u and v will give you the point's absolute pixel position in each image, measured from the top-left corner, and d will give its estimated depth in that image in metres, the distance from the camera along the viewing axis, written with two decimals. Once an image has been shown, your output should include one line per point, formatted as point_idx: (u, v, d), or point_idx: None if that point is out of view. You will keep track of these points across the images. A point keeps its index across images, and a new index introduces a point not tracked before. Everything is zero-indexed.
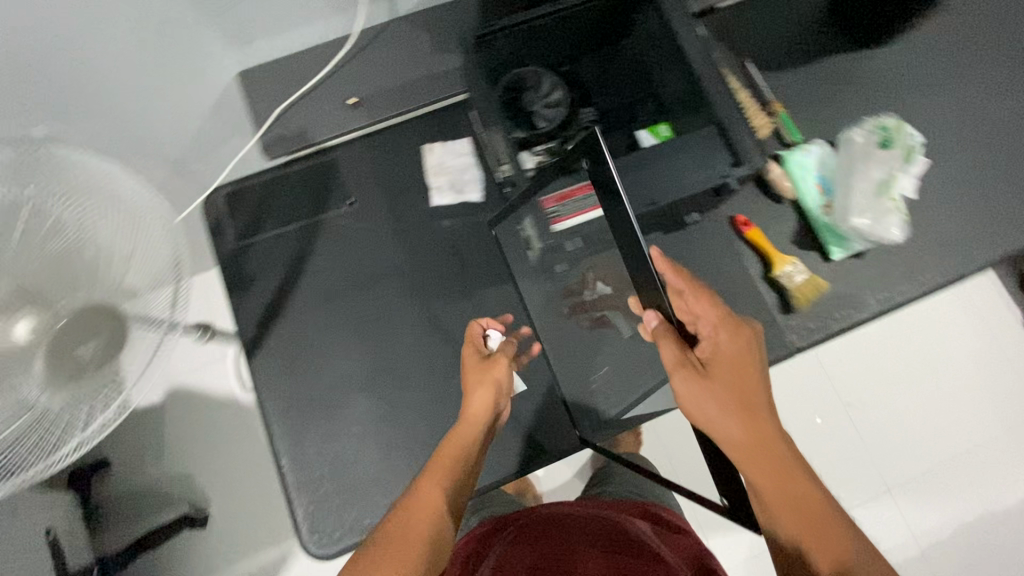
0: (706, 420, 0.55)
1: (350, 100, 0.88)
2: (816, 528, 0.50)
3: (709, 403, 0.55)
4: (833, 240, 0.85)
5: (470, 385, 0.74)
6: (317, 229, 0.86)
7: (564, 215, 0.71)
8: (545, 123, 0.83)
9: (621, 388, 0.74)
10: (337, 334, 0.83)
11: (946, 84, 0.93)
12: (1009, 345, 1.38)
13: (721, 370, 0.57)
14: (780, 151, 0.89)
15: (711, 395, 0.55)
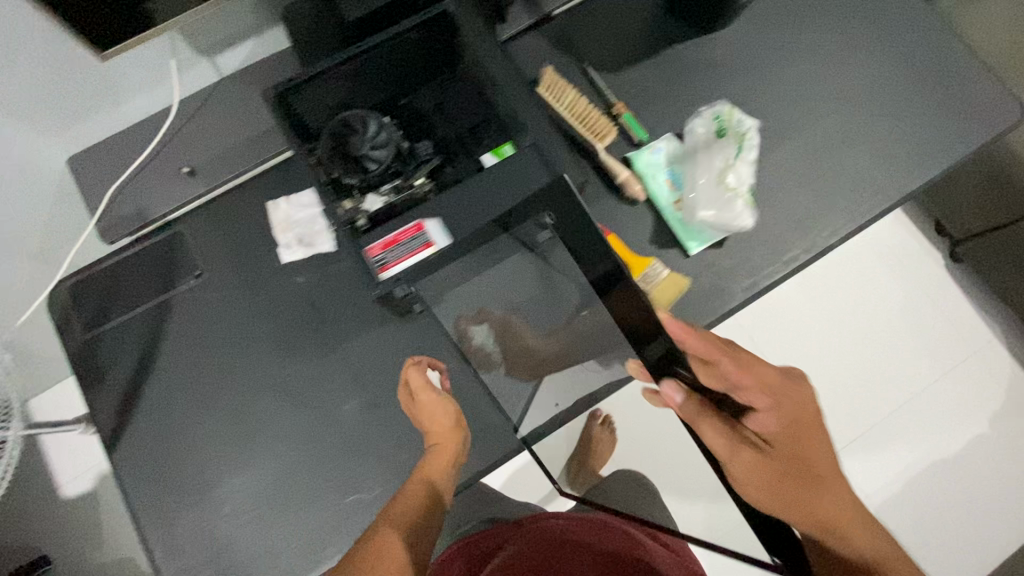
0: (787, 504, 0.61)
1: (182, 169, 0.86)
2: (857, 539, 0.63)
3: (774, 481, 0.62)
4: (687, 234, 0.84)
5: (436, 436, 0.76)
6: (168, 309, 0.84)
7: (390, 261, 0.69)
8: (376, 163, 0.80)
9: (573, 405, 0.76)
10: (199, 413, 0.81)
11: (776, 67, 0.95)
12: (884, 293, 1.56)
13: (781, 437, 0.64)
14: (629, 153, 0.89)
15: (775, 475, 0.62)
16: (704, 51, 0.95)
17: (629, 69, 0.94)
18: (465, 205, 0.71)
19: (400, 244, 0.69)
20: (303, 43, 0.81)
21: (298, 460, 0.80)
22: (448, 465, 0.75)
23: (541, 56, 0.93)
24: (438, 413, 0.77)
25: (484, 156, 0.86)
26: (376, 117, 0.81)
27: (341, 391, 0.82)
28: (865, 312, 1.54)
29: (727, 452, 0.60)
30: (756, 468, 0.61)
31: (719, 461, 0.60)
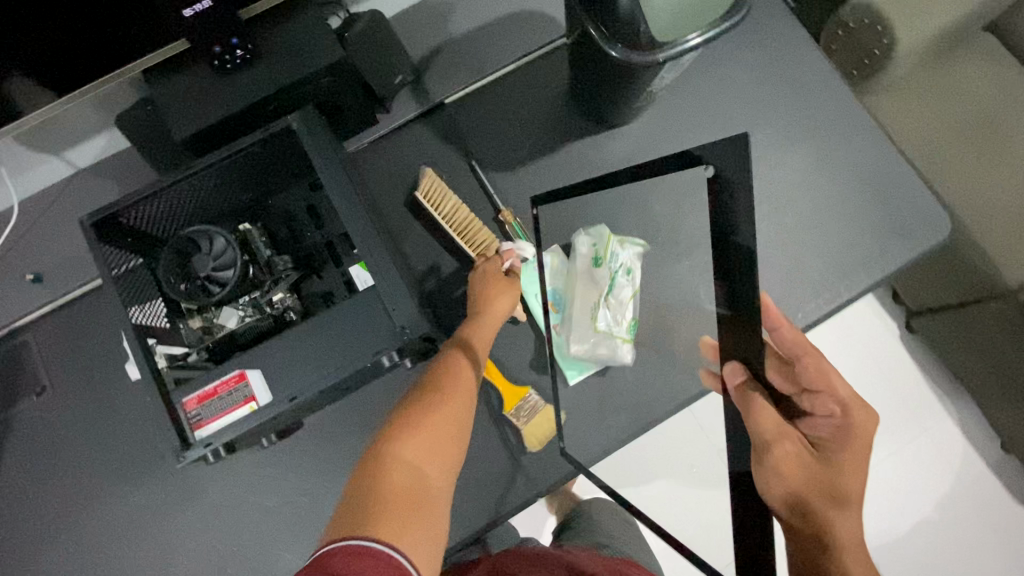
0: (797, 484, 0.50)
1: (27, 276, 0.80)
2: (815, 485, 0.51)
3: (803, 471, 0.51)
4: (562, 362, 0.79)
5: (488, 313, 0.74)
6: (7, 426, 0.79)
7: (204, 419, 0.64)
8: (220, 288, 0.73)
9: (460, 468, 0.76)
10: (35, 542, 0.77)
11: None
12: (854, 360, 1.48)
13: (837, 451, 0.58)
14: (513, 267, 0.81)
15: (812, 472, 0.52)
16: (605, 148, 0.86)
17: (521, 167, 0.86)
18: (292, 358, 0.65)
19: (217, 397, 0.64)
20: (146, 152, 0.75)
21: None
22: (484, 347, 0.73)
23: (425, 152, 0.86)
24: (499, 286, 0.76)
25: (352, 268, 0.75)
26: (224, 233, 0.74)
27: (182, 527, 0.76)
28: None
29: (774, 434, 0.52)
30: (785, 442, 0.52)
31: (767, 445, 0.52)
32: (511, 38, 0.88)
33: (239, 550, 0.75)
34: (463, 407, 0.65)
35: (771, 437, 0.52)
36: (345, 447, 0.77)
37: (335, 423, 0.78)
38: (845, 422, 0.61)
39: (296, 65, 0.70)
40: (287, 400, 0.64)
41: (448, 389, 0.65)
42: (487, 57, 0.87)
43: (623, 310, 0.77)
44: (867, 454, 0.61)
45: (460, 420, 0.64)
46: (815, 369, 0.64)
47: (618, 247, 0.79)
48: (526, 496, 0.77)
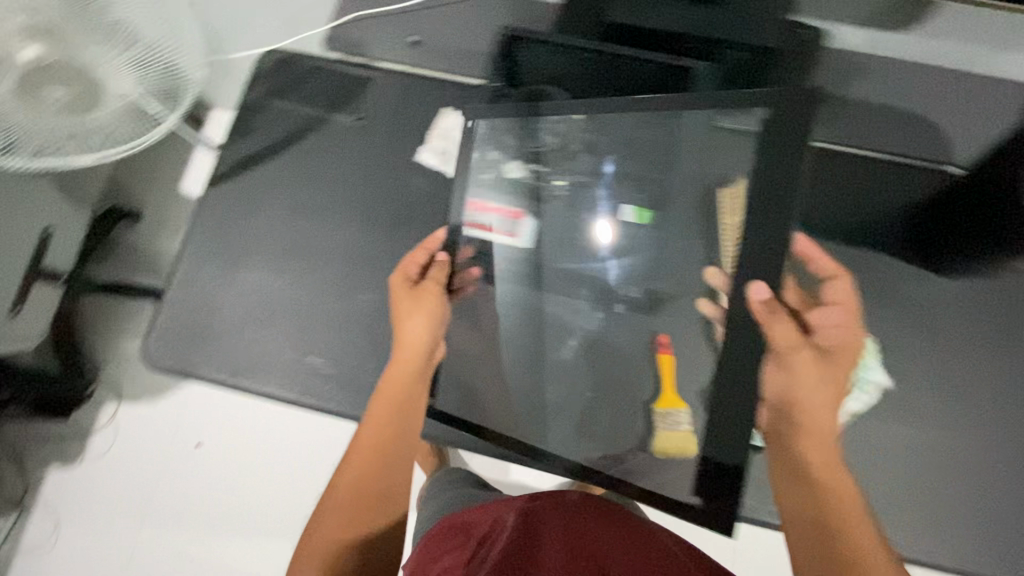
0: (801, 449, 0.60)
1: (412, 39, 0.96)
2: (818, 442, 0.60)
3: (824, 411, 0.61)
4: None
5: (402, 327, 0.74)
6: (320, 125, 0.95)
7: None
8: (544, 135, 0.85)
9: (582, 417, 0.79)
10: (277, 210, 0.92)
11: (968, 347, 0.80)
12: None
13: (841, 359, 0.65)
14: None
15: (818, 379, 0.62)
16: (915, 284, 0.82)
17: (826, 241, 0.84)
18: None
19: None
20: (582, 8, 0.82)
21: (300, 303, 0.88)
22: (417, 368, 0.73)
23: None
24: (419, 301, 0.75)
25: (623, 207, 0.83)
26: (563, 107, 0.83)
27: (367, 283, 0.87)
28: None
29: (797, 343, 0.62)
30: (779, 371, 0.62)
31: (787, 353, 0.62)
32: (913, 136, 0.86)
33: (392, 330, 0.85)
34: (389, 424, 0.67)
35: (786, 347, 0.62)
36: (517, 326, 0.84)
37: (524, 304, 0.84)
38: (850, 323, 0.70)
39: (739, 31, 0.77)
40: None
41: (376, 404, 0.70)
42: (879, 138, 0.87)
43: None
44: (854, 368, 0.67)
45: (389, 423, 0.68)
46: (839, 291, 0.72)
47: (869, 368, 0.79)
48: None
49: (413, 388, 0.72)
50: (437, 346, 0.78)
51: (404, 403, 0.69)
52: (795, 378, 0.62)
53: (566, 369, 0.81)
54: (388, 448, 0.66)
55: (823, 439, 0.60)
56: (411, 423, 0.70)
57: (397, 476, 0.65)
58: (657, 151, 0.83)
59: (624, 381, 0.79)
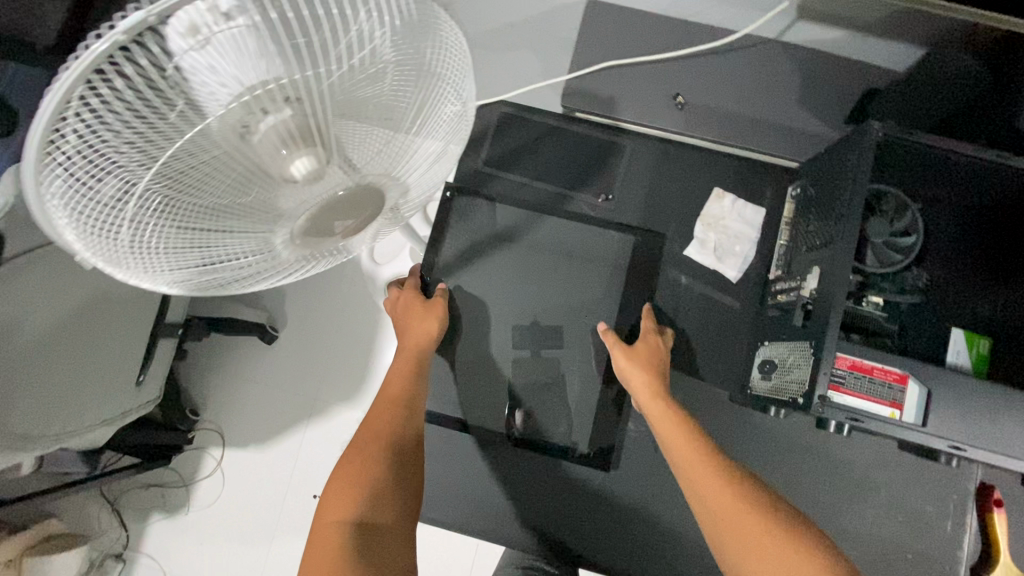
0: (650, 412, 0.66)
1: (677, 98, 0.77)
2: (693, 456, 0.59)
3: (652, 407, 0.66)
4: None
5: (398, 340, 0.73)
6: (562, 204, 0.78)
7: (846, 387, 0.57)
8: (872, 262, 0.67)
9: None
10: (511, 311, 0.77)
11: None
12: None
13: (643, 355, 0.70)
14: None
15: (643, 372, 0.68)
16: None
17: None
18: (954, 406, 0.57)
19: (869, 378, 0.57)
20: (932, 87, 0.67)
21: (553, 428, 0.76)
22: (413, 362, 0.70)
23: None
24: (412, 311, 0.74)
25: (958, 333, 0.69)
26: (914, 217, 0.67)
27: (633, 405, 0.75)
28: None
29: (631, 368, 0.69)
30: (635, 376, 0.68)
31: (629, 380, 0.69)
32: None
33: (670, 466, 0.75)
34: (380, 406, 0.66)
35: (633, 373, 0.69)
36: (817, 470, 0.74)
37: (823, 443, 0.74)
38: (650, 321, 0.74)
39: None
40: (939, 441, 0.57)
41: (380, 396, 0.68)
42: None
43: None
44: (666, 367, 0.71)
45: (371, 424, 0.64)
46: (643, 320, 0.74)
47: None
48: None
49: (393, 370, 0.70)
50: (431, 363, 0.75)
51: (390, 403, 0.66)
52: (630, 374, 0.69)
53: (878, 521, 0.72)
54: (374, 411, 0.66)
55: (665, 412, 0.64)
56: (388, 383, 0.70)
57: (378, 457, 0.61)
58: (990, 260, 0.71)
59: (944, 538, 0.71)
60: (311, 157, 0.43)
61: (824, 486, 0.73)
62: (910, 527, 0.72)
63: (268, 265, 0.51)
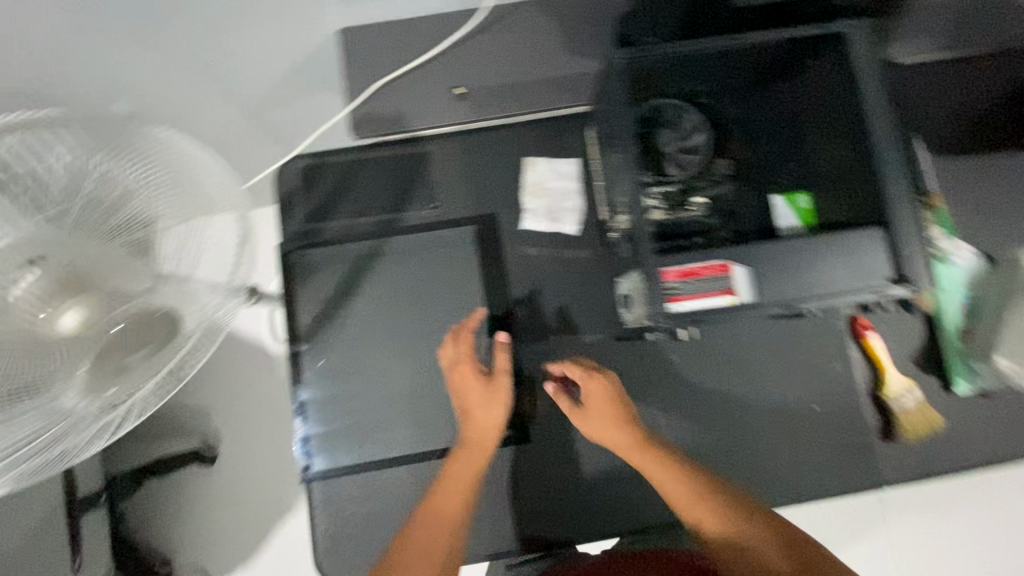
0: (597, 434, 0.65)
1: (458, 90, 0.78)
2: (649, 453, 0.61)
3: (592, 425, 0.66)
4: (959, 369, 0.74)
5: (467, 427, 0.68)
6: (394, 230, 0.78)
7: (683, 294, 0.61)
8: (675, 170, 0.71)
9: (813, 433, 0.76)
10: (390, 348, 0.76)
11: None
12: None
13: (500, 380, 0.70)
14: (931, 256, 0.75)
15: (501, 396, 0.70)
16: None
17: (962, 158, 0.81)
18: (776, 269, 0.61)
19: (701, 279, 0.61)
20: None
21: None
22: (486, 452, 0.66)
23: None
24: (472, 394, 0.70)
25: (777, 200, 0.74)
26: (694, 115, 0.71)
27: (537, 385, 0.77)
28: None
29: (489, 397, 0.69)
30: (574, 417, 0.68)
31: (483, 405, 0.69)
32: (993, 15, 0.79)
33: None
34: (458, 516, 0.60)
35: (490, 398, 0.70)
36: (720, 370, 0.77)
37: (714, 344, 0.77)
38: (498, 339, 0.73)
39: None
40: (775, 305, 0.61)
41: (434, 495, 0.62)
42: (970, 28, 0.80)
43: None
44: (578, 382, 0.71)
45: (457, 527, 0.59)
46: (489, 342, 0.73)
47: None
48: (868, 479, 0.75)
49: (471, 462, 0.65)
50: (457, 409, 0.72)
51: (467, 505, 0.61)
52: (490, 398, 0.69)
53: (790, 390, 0.77)
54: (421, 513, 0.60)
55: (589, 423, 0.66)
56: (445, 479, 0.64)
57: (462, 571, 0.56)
58: (779, 122, 0.76)
59: (841, 380, 0.77)
60: (78, 307, 0.37)
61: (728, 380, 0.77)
62: (811, 383, 0.77)
63: (68, 442, 0.38)
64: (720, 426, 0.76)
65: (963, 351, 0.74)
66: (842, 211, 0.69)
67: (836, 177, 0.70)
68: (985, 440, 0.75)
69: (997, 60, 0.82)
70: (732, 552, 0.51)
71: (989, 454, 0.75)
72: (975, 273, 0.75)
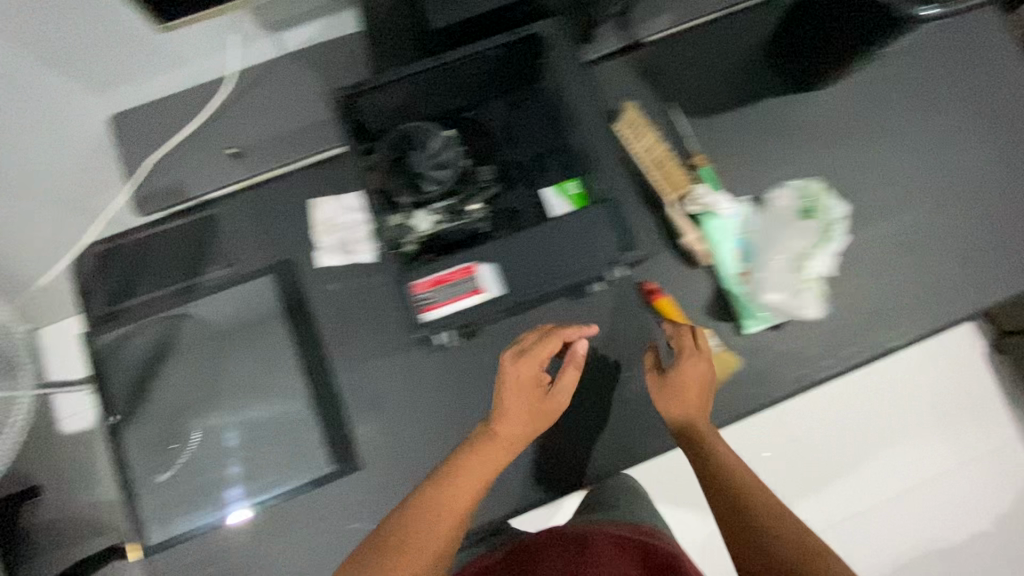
0: (687, 410, 0.72)
1: (229, 151, 0.81)
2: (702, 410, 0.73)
3: (686, 399, 0.72)
4: (747, 312, 0.80)
5: (503, 428, 0.69)
6: (194, 294, 0.80)
7: (436, 302, 0.65)
8: (434, 186, 0.74)
9: (628, 401, 0.79)
10: (210, 409, 0.78)
11: (860, 139, 0.87)
12: (945, 379, 1.51)
13: (551, 403, 0.71)
14: (698, 214, 0.82)
15: (535, 410, 0.71)
16: (797, 107, 0.87)
17: (718, 115, 0.86)
18: (514, 261, 0.66)
19: (448, 285, 0.65)
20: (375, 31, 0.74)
21: (306, 479, 0.77)
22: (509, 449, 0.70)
23: (619, 87, 0.87)
24: (523, 395, 0.70)
25: (546, 191, 0.79)
26: (439, 134, 0.75)
27: (356, 414, 0.78)
28: (828, 411, 1.51)
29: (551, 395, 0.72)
30: (668, 394, 0.73)
31: (530, 403, 0.71)
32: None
33: (418, 440, 0.78)
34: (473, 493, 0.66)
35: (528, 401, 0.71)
36: (530, 360, 0.80)
37: (518, 336, 0.81)
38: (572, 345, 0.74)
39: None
40: (519, 296, 0.65)
41: (449, 491, 0.65)
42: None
43: (825, 267, 0.80)
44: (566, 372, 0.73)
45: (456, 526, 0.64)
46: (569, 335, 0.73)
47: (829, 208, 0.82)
48: None
49: (495, 455, 0.69)
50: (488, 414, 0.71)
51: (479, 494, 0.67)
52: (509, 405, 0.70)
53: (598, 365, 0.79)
54: (424, 515, 0.63)
55: (544, 414, 0.72)
56: (444, 473, 0.67)
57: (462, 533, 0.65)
58: (544, 118, 0.83)
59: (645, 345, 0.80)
60: None
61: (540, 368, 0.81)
62: (618, 353, 0.80)
63: None
64: None
65: (746, 293, 0.80)
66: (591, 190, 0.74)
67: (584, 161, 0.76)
68: (781, 371, 0.80)
69: (734, 17, 0.88)
70: (725, 504, 0.65)
71: (786, 384, 0.79)
72: (741, 219, 0.82)
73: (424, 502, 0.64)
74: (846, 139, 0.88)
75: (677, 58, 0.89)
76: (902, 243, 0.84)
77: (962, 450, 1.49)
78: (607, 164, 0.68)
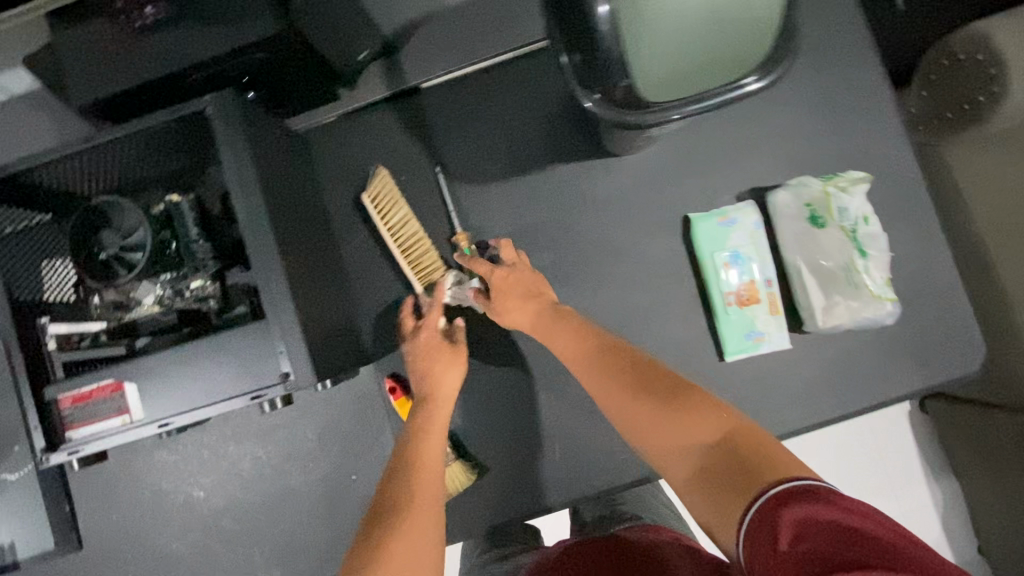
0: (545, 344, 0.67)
1: None
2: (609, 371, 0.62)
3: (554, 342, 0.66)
4: (735, 336, 0.69)
5: (433, 390, 0.67)
6: None
7: (77, 420, 0.60)
8: (125, 269, 0.67)
9: (352, 504, 0.74)
10: None
11: (661, 220, 0.72)
12: (872, 441, 1.32)
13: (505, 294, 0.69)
14: (695, 217, 0.71)
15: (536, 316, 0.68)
16: (593, 177, 0.73)
17: (495, 184, 0.75)
18: (155, 384, 0.59)
19: (90, 402, 0.59)
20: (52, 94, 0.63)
21: None
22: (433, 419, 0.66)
23: (385, 145, 0.76)
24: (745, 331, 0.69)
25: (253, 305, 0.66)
26: (134, 208, 0.67)
27: (58, 503, 0.74)
28: None
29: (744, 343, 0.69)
30: (514, 308, 0.69)
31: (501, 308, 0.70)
32: (494, 27, 0.73)
33: (140, 522, 0.76)
34: (428, 468, 0.61)
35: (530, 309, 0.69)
36: (254, 451, 0.75)
37: (243, 425, 0.75)
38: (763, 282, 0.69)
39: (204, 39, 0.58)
40: (155, 427, 0.59)
41: (417, 451, 0.62)
42: (476, 40, 0.73)
43: (872, 274, 0.66)
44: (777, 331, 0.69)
45: (436, 497, 0.59)
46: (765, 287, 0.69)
47: (846, 199, 0.67)
48: None
49: (428, 419, 0.65)
50: (768, 362, 0.70)
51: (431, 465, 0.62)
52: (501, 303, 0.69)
53: (325, 459, 0.74)
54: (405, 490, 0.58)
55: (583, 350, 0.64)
56: (399, 482, 0.60)
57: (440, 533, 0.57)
58: (296, 176, 0.69)
59: (376, 445, 0.74)
60: None
61: (265, 460, 0.75)
62: (348, 451, 0.74)
63: None
64: (260, 506, 0.75)
65: (734, 316, 0.69)
66: (306, 286, 0.62)
67: (297, 246, 0.63)
68: (522, 487, 0.72)
69: (521, 66, 0.75)
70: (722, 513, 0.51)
71: (526, 502, 0.72)
72: (732, 227, 0.69)
73: (403, 499, 0.58)
74: (644, 217, 0.73)
75: (454, 109, 0.75)
76: (692, 354, 0.71)
77: (884, 523, 1.31)
78: (260, 271, 0.57)
